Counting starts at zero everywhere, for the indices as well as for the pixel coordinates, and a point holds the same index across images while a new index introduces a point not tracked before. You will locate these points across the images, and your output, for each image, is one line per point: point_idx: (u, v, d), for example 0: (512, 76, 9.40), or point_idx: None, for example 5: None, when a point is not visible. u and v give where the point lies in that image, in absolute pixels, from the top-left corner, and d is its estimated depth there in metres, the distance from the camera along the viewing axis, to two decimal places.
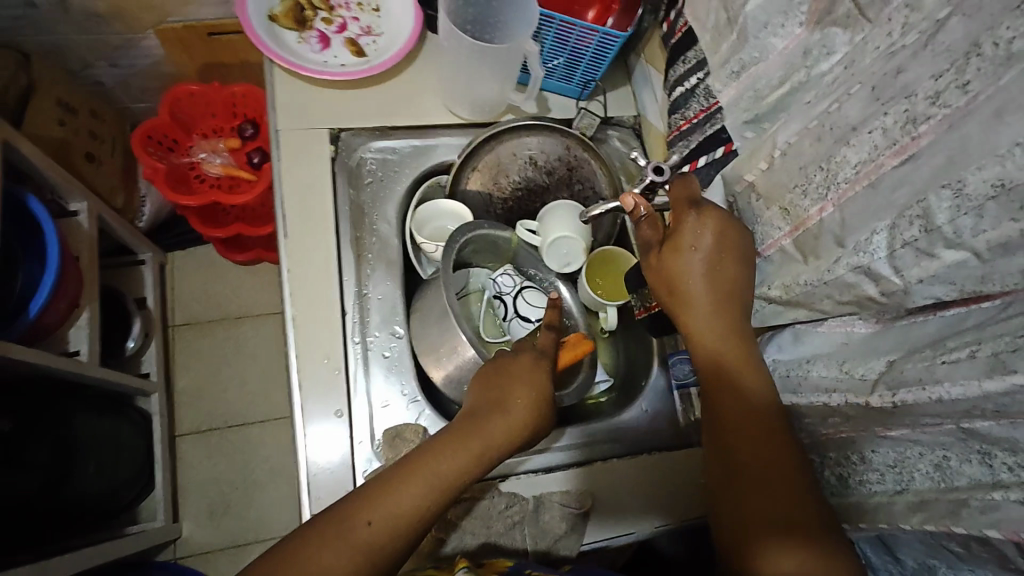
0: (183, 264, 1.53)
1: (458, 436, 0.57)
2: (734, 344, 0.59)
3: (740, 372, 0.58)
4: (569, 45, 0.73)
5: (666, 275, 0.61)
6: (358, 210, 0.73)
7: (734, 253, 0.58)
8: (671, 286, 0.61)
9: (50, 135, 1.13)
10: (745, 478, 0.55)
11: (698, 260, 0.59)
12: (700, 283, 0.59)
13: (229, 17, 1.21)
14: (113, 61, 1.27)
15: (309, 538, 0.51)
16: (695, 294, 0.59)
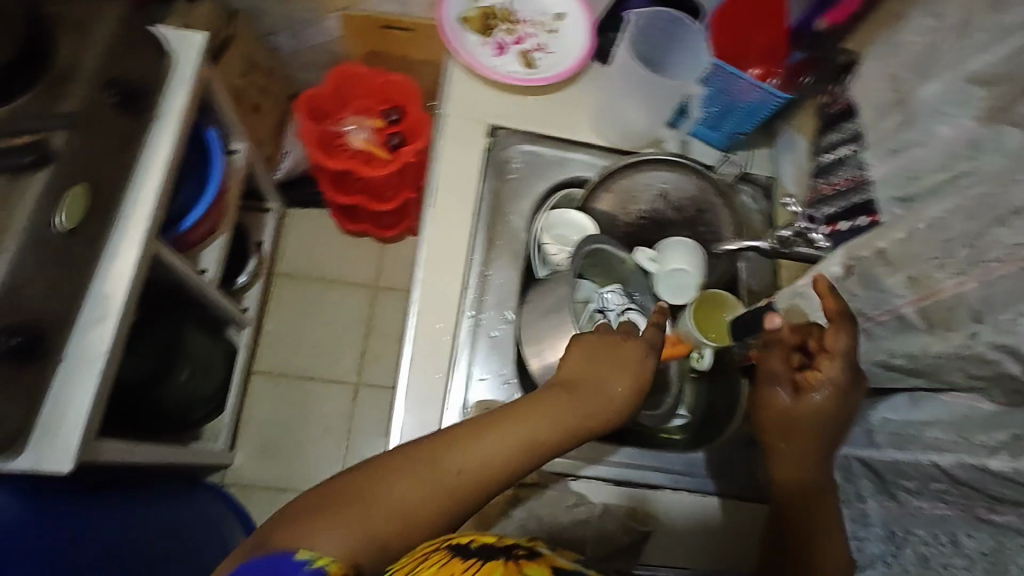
0: (297, 221, 1.65)
1: (547, 405, 0.60)
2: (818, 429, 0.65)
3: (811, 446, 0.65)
4: (728, 98, 0.77)
5: (786, 406, 0.66)
6: (498, 199, 0.79)
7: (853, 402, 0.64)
8: (783, 415, 0.66)
9: (234, 82, 1.29)
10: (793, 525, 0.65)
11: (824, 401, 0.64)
12: (820, 417, 0.65)
13: (406, 16, 1.35)
14: (297, 32, 1.44)
15: (388, 471, 0.55)
16: (812, 425, 0.65)
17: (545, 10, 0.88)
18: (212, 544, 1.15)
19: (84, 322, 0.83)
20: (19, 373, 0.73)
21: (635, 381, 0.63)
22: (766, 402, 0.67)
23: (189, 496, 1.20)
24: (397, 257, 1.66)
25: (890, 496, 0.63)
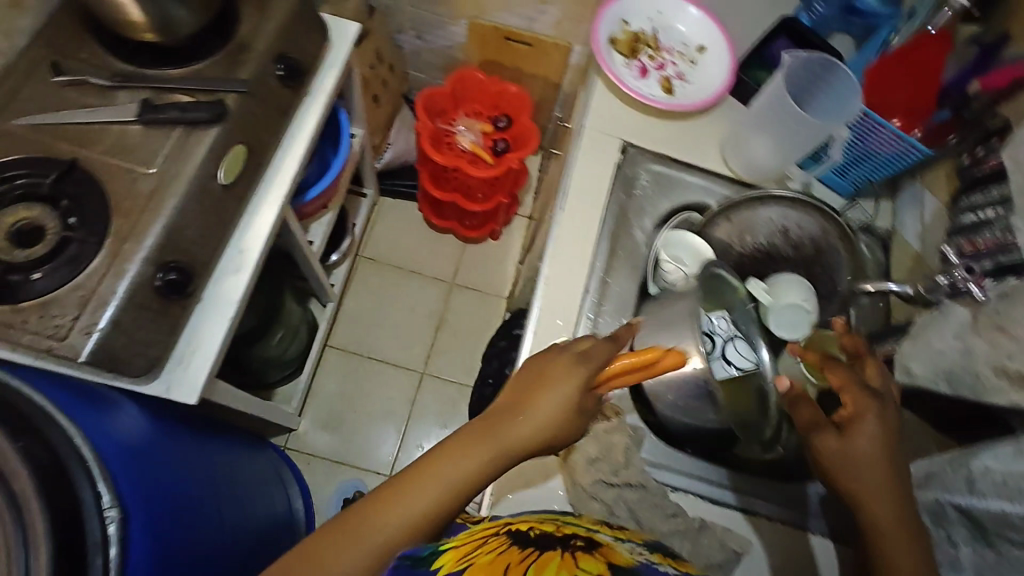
0: (388, 210, 1.73)
1: (472, 443, 0.62)
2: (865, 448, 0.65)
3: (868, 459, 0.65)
4: (866, 146, 0.79)
5: (844, 458, 0.65)
6: (624, 212, 0.82)
7: (896, 447, 0.66)
8: (848, 466, 0.64)
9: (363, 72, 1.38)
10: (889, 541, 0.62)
11: (872, 447, 0.65)
12: (877, 468, 0.64)
13: (530, 31, 1.43)
14: (421, 34, 1.53)
15: (312, 554, 0.55)
16: (873, 474, 0.64)
17: (688, 40, 0.92)
18: (275, 495, 1.19)
19: (222, 268, 0.88)
20: (169, 305, 0.79)
21: (564, 401, 0.63)
22: (822, 452, 0.66)
23: (263, 450, 1.27)
24: (476, 257, 1.72)
25: (989, 545, 0.64)
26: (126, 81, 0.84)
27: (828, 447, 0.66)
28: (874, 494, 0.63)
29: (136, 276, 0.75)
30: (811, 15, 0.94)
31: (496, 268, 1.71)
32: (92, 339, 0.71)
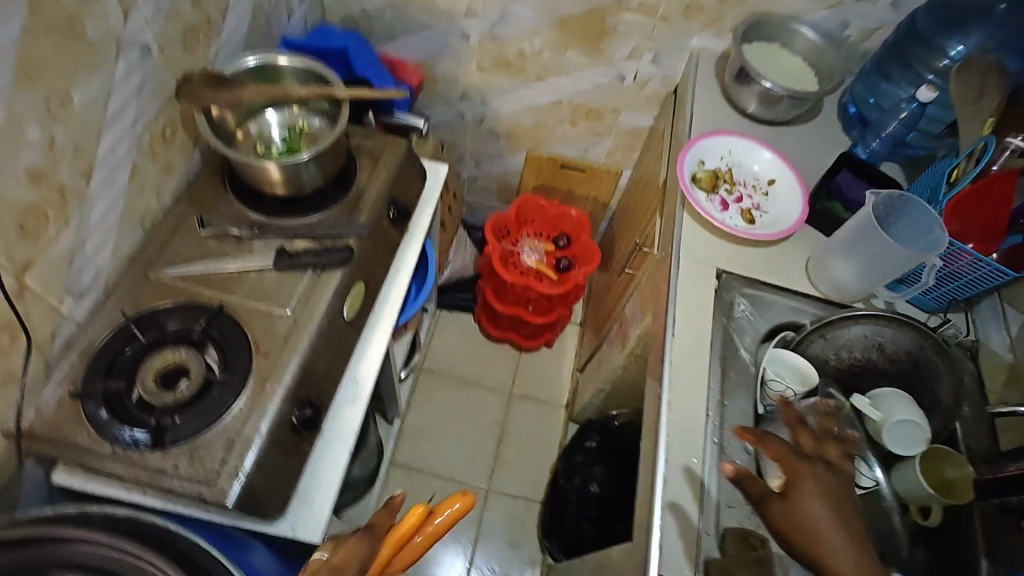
0: (446, 324, 1.79)
1: None
2: (805, 483, 0.66)
3: (814, 493, 0.66)
4: (950, 269, 0.87)
5: (803, 528, 0.64)
6: (727, 334, 0.87)
7: (842, 499, 0.66)
8: (809, 537, 0.63)
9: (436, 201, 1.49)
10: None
11: (822, 510, 0.64)
12: (832, 527, 0.64)
13: (584, 158, 1.56)
14: (480, 164, 1.67)
15: None
16: (833, 540, 0.63)
17: (759, 175, 1.03)
18: None
19: (339, 401, 0.91)
20: (301, 442, 0.81)
21: None
22: (775, 526, 0.65)
23: None
24: (533, 367, 1.75)
25: None
26: (262, 232, 0.92)
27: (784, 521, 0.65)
28: (839, 558, 0.62)
29: (275, 415, 0.78)
30: (865, 151, 1.04)
31: (553, 377, 1.74)
32: (237, 483, 0.73)
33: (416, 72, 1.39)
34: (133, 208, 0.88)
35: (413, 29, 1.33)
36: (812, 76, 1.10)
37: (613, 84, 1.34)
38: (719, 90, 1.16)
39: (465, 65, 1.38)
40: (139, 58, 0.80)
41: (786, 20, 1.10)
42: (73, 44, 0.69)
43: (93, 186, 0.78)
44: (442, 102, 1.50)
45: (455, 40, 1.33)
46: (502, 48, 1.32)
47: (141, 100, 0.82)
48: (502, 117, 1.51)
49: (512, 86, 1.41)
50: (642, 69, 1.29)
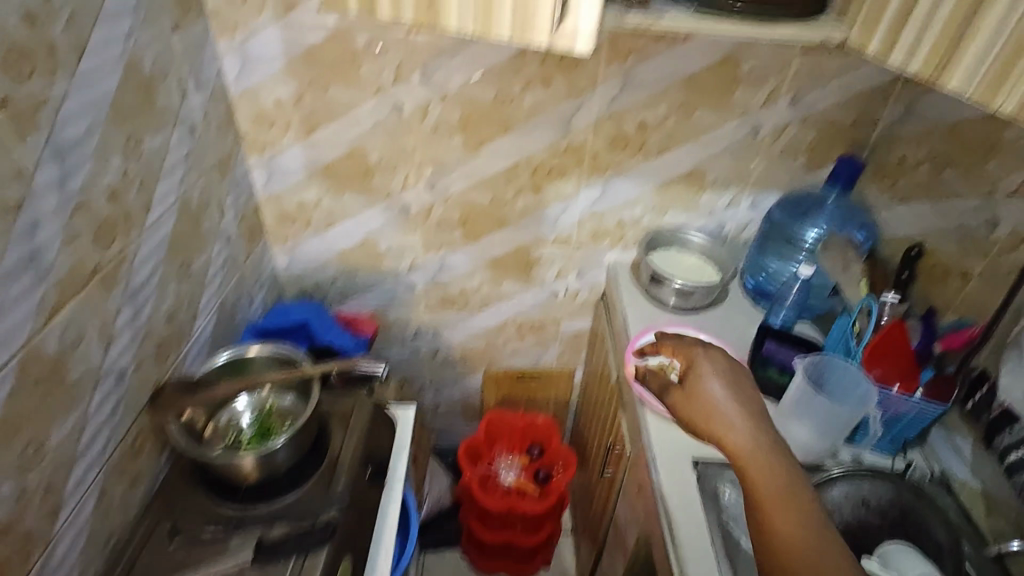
0: (433, 567, 1.64)
1: None
2: (704, 373, 0.86)
3: (710, 381, 0.85)
4: (891, 410, 0.95)
5: (700, 407, 0.82)
6: (723, 527, 0.89)
7: (743, 388, 0.84)
8: (706, 412, 0.81)
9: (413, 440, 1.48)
10: (738, 443, 0.76)
11: (717, 390, 0.83)
12: (728, 405, 0.81)
13: (538, 365, 1.66)
14: (440, 389, 1.73)
15: None
16: (727, 419, 0.79)
17: None
18: None
19: None
20: None
21: None
22: (681, 411, 0.85)
23: None
24: None
25: None
26: (239, 527, 0.89)
27: (683, 401, 0.86)
28: (733, 428, 0.78)
29: None
30: (779, 319, 1.17)
31: None
32: None
33: (369, 321, 1.48)
34: (98, 533, 0.84)
35: (363, 289, 1.47)
36: (710, 266, 1.30)
37: (549, 300, 1.50)
38: (641, 291, 1.33)
39: (414, 308, 1.52)
40: (115, 382, 0.84)
41: (673, 230, 1.34)
42: (55, 391, 0.73)
43: (60, 524, 0.76)
44: (397, 343, 1.60)
45: (402, 291, 1.48)
46: (445, 289, 1.47)
47: (114, 422, 0.84)
48: (454, 345, 1.61)
49: (459, 318, 1.54)
50: (570, 284, 1.46)
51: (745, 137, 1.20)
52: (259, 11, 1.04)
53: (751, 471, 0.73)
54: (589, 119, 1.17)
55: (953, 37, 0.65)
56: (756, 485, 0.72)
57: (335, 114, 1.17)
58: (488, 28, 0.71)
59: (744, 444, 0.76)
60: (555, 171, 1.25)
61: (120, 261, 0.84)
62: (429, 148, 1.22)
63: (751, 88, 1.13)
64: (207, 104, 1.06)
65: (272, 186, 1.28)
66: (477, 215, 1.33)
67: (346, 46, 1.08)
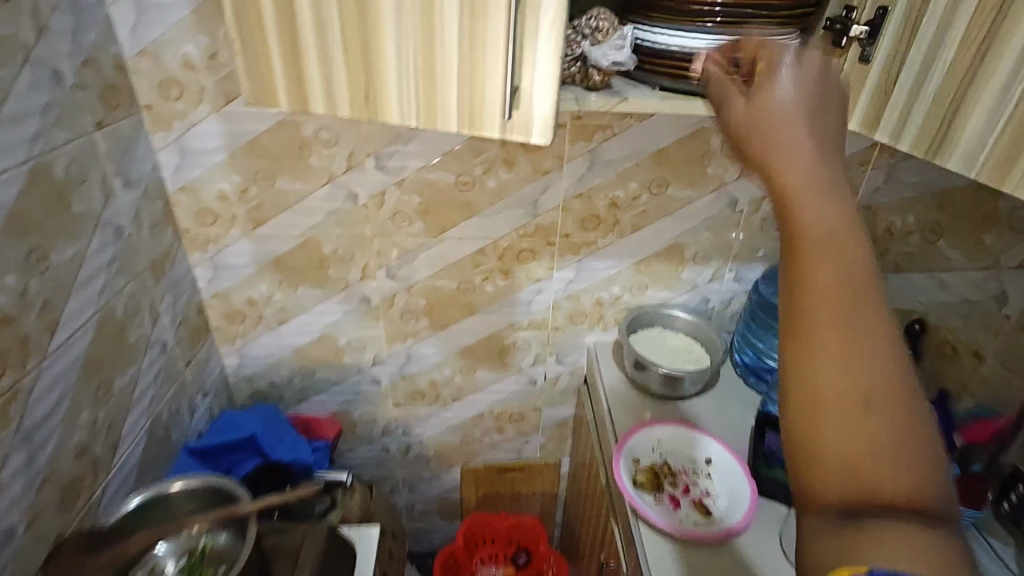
0: None
1: None
2: (764, 61, 0.52)
3: (772, 72, 0.51)
4: None
5: (745, 122, 0.50)
6: None
7: (822, 82, 0.49)
8: (758, 124, 0.49)
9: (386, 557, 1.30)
10: (782, 172, 0.46)
11: (791, 81, 0.49)
12: (790, 109, 0.48)
13: (519, 457, 1.51)
14: (414, 489, 1.56)
15: None
16: (787, 132, 0.47)
17: (696, 456, 1.02)
18: None
19: None
20: None
21: None
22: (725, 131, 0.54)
23: None
24: None
25: None
26: None
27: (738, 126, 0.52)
28: (786, 151, 0.47)
29: None
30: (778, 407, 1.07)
31: None
32: None
33: (332, 421, 1.36)
34: None
35: (324, 386, 1.34)
36: (698, 347, 1.22)
37: (527, 387, 1.38)
38: (625, 377, 1.22)
39: (381, 404, 1.38)
40: None
41: (656, 308, 1.25)
42: None
43: None
44: (363, 441, 1.45)
45: (367, 386, 1.35)
46: (414, 382, 1.35)
47: None
48: (427, 441, 1.46)
49: (431, 412, 1.41)
50: (549, 370, 1.35)
51: (723, 210, 1.13)
52: (197, 103, 0.97)
53: (796, 212, 0.45)
54: (557, 199, 1.10)
55: (943, 123, 0.59)
56: (801, 227, 0.44)
57: (285, 205, 1.08)
58: (433, 123, 0.64)
59: (791, 170, 0.46)
60: (525, 253, 1.17)
61: (11, 396, 0.71)
62: (388, 236, 1.13)
63: (724, 162, 1.08)
64: (139, 202, 0.97)
65: (218, 283, 1.17)
66: (443, 303, 1.23)
67: (293, 136, 1.01)
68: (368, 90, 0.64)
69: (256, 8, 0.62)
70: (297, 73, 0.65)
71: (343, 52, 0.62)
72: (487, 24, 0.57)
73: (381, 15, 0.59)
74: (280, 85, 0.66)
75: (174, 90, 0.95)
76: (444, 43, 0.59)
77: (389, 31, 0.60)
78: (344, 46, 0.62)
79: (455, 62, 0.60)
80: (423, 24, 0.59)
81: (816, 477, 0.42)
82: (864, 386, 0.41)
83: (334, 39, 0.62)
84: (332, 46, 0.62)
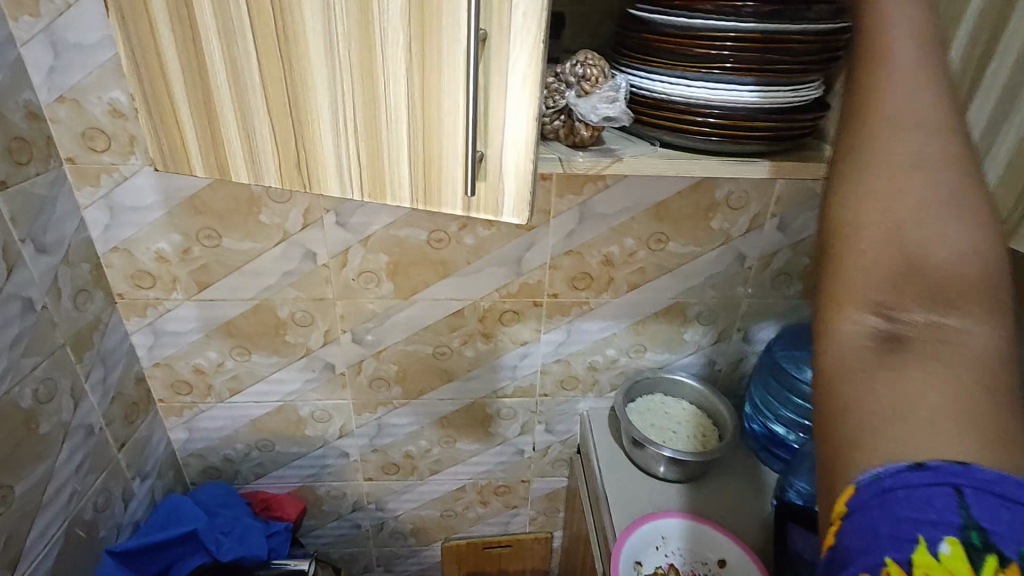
0: None
1: None
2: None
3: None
4: None
5: None
6: None
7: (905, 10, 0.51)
8: None
9: None
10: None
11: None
12: None
13: (506, 532, 1.36)
14: (390, 566, 1.40)
15: None
16: None
17: (705, 555, 0.90)
18: None
19: None
20: None
21: None
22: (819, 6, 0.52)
23: None
24: None
25: None
26: None
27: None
28: None
29: None
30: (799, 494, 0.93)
31: None
32: None
33: (294, 499, 1.21)
34: None
35: (285, 460, 1.19)
36: (705, 417, 1.07)
37: (513, 457, 1.23)
38: (621, 451, 1.07)
39: (351, 479, 1.23)
40: None
41: (657, 373, 1.11)
42: None
43: None
44: (332, 518, 1.29)
45: (334, 459, 1.20)
46: (386, 455, 1.20)
47: None
48: (404, 517, 1.31)
49: (407, 485, 1.26)
50: (538, 439, 1.21)
51: (730, 266, 1.01)
52: (128, 154, 0.84)
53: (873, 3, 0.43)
54: (544, 257, 0.98)
55: None
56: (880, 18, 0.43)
57: (233, 266, 0.95)
58: (382, 195, 0.52)
59: None
60: (508, 315, 1.03)
61: None
62: (353, 299, 1.00)
63: (730, 215, 0.96)
64: (57, 270, 0.83)
65: (160, 351, 1.03)
66: (417, 370, 1.09)
67: (240, 190, 0.89)
68: (300, 155, 0.51)
69: (156, 57, 0.49)
70: (211, 134, 0.52)
71: (267, 111, 0.50)
72: (443, 78, 0.45)
73: (309, 67, 0.47)
74: (193, 148, 0.54)
75: (100, 140, 0.83)
76: (389, 100, 0.47)
77: (322, 86, 0.47)
78: (266, 103, 0.49)
79: (406, 123, 0.48)
80: (362, 78, 0.46)
81: (846, 259, 0.37)
82: (916, 166, 0.37)
83: (252, 94, 0.49)
84: (252, 103, 0.50)
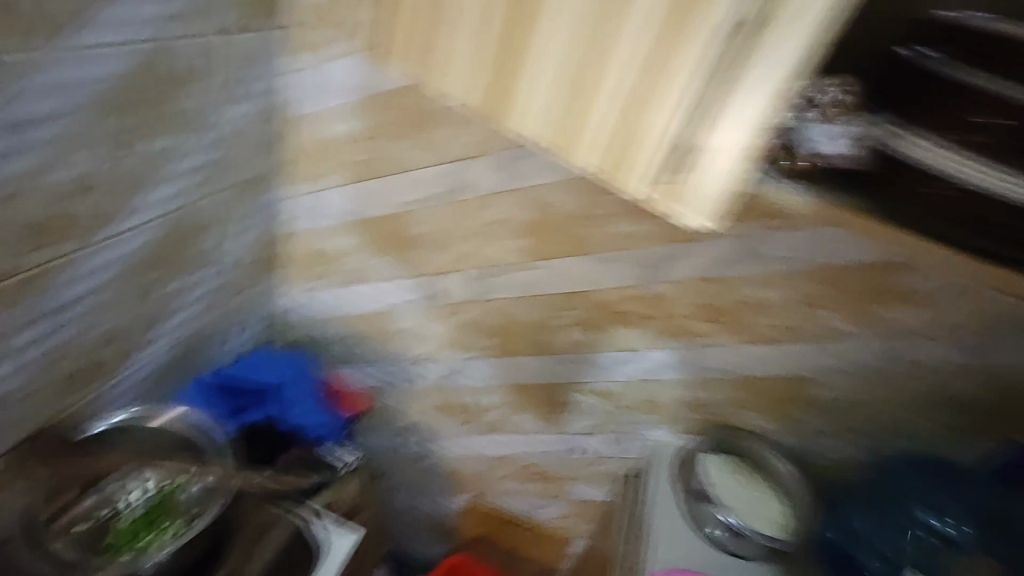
0: None
1: None
2: None
3: None
4: None
5: None
6: None
7: None
8: None
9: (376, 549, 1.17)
10: None
11: None
12: None
13: (528, 518, 1.31)
14: (416, 498, 1.42)
15: None
16: None
17: None
18: None
19: None
20: None
21: None
22: None
23: None
24: None
25: None
26: None
27: None
28: None
29: None
30: None
31: None
32: None
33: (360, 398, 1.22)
34: None
35: (360, 359, 1.25)
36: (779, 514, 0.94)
37: (565, 453, 1.19)
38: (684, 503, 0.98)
39: (413, 403, 1.27)
40: None
41: (756, 439, 1.00)
42: None
43: None
44: (384, 429, 1.34)
45: (404, 380, 1.24)
46: (451, 395, 1.22)
47: None
48: (445, 459, 1.32)
49: (459, 432, 1.27)
50: (597, 447, 1.15)
51: (879, 362, 0.88)
52: (335, 39, 0.90)
53: None
54: (681, 275, 0.92)
55: None
56: None
57: (387, 171, 0.99)
58: (618, 168, 0.62)
59: None
60: (619, 316, 0.99)
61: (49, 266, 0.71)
62: (481, 242, 1.00)
63: (903, 306, 0.83)
64: (246, 119, 0.92)
65: (296, 223, 1.11)
66: (512, 331, 1.08)
67: (417, 103, 0.92)
68: (569, 109, 0.62)
69: None
70: (508, 74, 0.64)
71: (558, 67, 0.61)
72: (721, 75, 0.54)
73: (614, 45, 0.57)
74: (488, 80, 0.66)
75: (320, 19, 0.90)
76: (630, 61, 0.56)
77: (617, 64, 0.57)
78: (563, 62, 0.60)
79: (634, 86, 0.57)
80: (651, 63, 0.56)
81: None
82: None
83: (556, 52, 0.60)
84: (518, 43, 0.62)
